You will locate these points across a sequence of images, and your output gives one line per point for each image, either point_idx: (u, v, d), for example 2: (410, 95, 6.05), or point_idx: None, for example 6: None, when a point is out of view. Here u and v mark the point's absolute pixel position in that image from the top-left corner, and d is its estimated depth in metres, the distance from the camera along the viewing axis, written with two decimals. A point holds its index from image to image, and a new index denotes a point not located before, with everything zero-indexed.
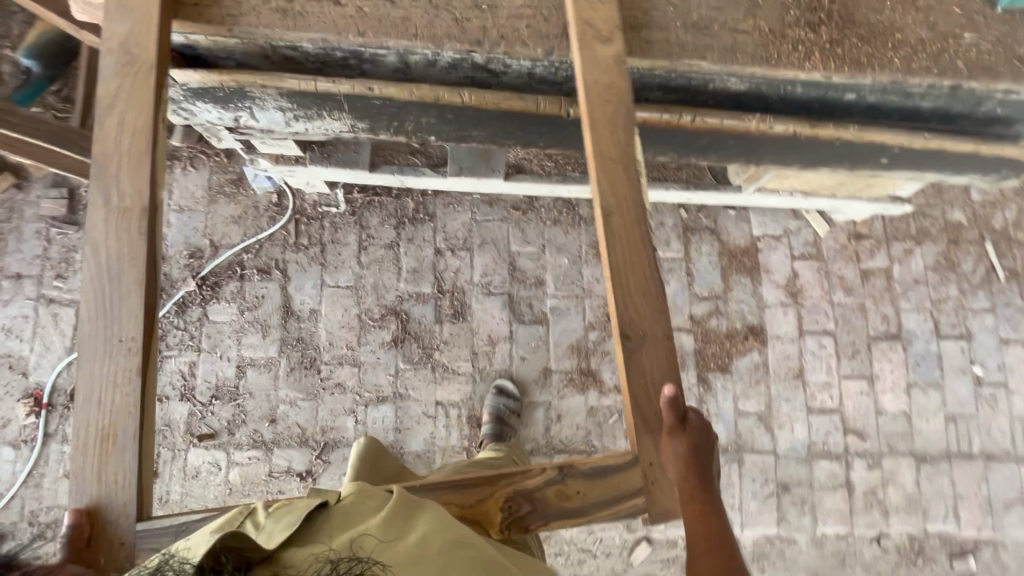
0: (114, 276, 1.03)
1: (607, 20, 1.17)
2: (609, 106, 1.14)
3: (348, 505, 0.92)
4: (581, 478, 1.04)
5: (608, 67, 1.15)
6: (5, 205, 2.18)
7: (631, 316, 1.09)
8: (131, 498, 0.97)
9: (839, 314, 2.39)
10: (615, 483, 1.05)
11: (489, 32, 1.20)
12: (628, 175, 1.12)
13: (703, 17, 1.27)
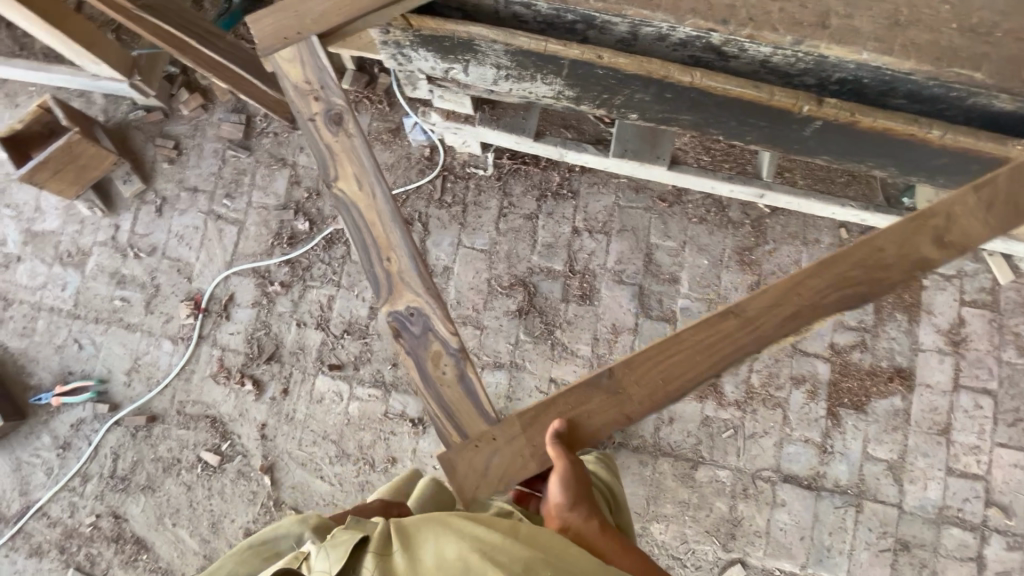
0: None
1: (967, 233, 1.11)
2: (870, 259, 1.12)
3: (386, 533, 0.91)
4: (451, 369, 1.18)
5: (898, 242, 1.11)
6: (191, 122, 2.37)
7: (633, 379, 1.14)
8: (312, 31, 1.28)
9: (1005, 375, 2.14)
10: (463, 413, 1.16)
11: (737, 12, 1.12)
12: (878, 255, 1.11)
13: (983, 22, 1.11)
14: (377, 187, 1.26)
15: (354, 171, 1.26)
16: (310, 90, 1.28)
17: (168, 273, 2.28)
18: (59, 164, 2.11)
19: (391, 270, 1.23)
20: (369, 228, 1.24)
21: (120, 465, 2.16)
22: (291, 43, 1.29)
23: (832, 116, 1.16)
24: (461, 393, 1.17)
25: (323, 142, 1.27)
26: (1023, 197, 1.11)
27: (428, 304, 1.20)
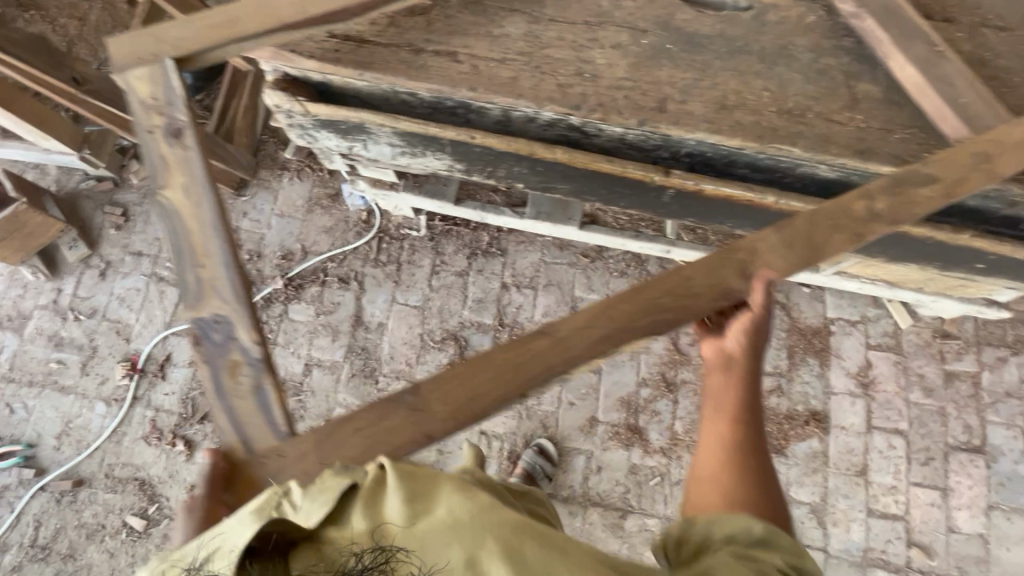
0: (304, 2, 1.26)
1: (772, 268, 1.18)
2: (676, 287, 1.18)
3: (376, 481, 0.85)
4: (248, 378, 1.17)
5: (703, 270, 1.18)
6: (140, 191, 2.50)
7: (436, 394, 1.12)
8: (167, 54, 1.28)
9: (914, 415, 2.23)
10: (254, 424, 1.13)
11: (588, 98, 1.29)
12: (688, 281, 1.18)
13: (798, 105, 1.29)
14: (203, 196, 1.27)
15: (183, 182, 1.26)
16: (153, 106, 1.28)
17: (106, 335, 2.33)
18: (5, 232, 2.20)
19: (202, 277, 1.23)
20: (187, 233, 1.25)
21: (42, 532, 2.11)
22: (143, 62, 1.27)
23: (680, 186, 1.33)
24: (255, 405, 1.14)
25: (159, 155, 1.27)
26: (824, 235, 1.18)
27: (234, 312, 1.21)
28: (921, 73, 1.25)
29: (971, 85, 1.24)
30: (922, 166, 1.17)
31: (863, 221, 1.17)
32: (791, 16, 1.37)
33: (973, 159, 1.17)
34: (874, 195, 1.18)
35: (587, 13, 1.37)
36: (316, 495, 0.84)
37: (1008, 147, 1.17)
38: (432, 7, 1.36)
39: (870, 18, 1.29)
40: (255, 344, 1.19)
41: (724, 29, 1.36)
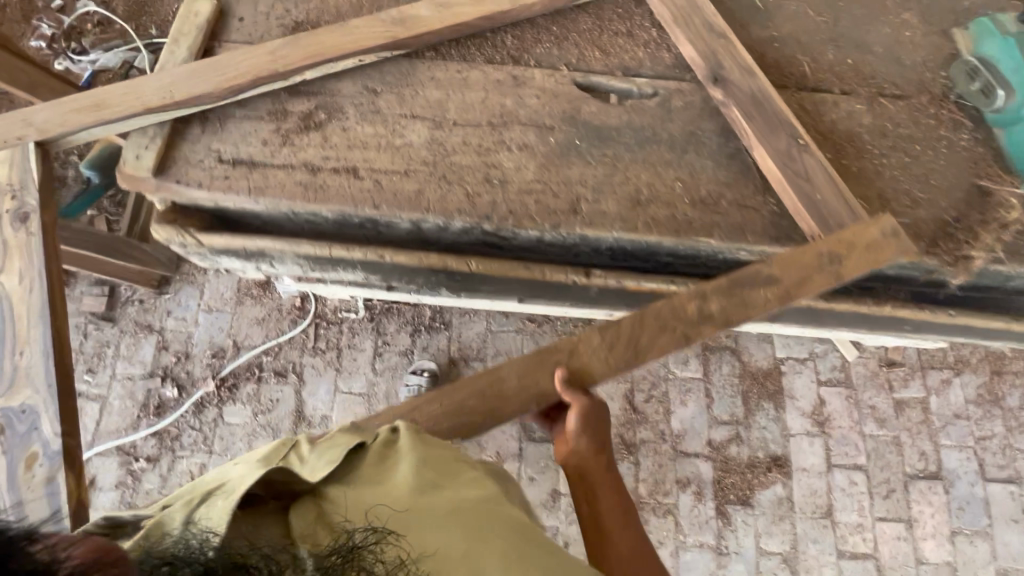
0: (171, 86, 1.26)
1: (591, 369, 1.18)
2: (491, 384, 1.17)
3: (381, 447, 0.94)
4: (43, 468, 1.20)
5: (519, 370, 1.18)
6: None
7: None
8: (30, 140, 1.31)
9: (871, 448, 2.23)
10: (33, 507, 1.17)
11: (499, 206, 1.24)
12: (504, 377, 1.17)
13: (712, 193, 1.27)
14: (40, 282, 1.32)
15: (19, 268, 1.31)
16: (5, 189, 1.32)
17: None
18: None
19: (18, 364, 1.26)
20: (13, 317, 1.29)
21: None
22: (4, 146, 1.32)
23: (604, 285, 1.29)
24: (42, 493, 1.18)
25: (0, 237, 1.31)
26: (649, 337, 1.19)
27: (43, 405, 1.24)
28: (783, 165, 1.23)
29: (829, 181, 1.23)
30: (760, 269, 1.18)
31: (694, 323, 1.19)
32: (696, 99, 1.36)
33: (820, 259, 1.18)
34: (707, 295, 1.19)
35: (491, 113, 1.33)
36: (322, 451, 0.92)
37: (857, 249, 1.17)
38: (328, 121, 1.30)
39: (736, 107, 1.29)
40: (56, 437, 1.23)
41: (632, 118, 1.34)
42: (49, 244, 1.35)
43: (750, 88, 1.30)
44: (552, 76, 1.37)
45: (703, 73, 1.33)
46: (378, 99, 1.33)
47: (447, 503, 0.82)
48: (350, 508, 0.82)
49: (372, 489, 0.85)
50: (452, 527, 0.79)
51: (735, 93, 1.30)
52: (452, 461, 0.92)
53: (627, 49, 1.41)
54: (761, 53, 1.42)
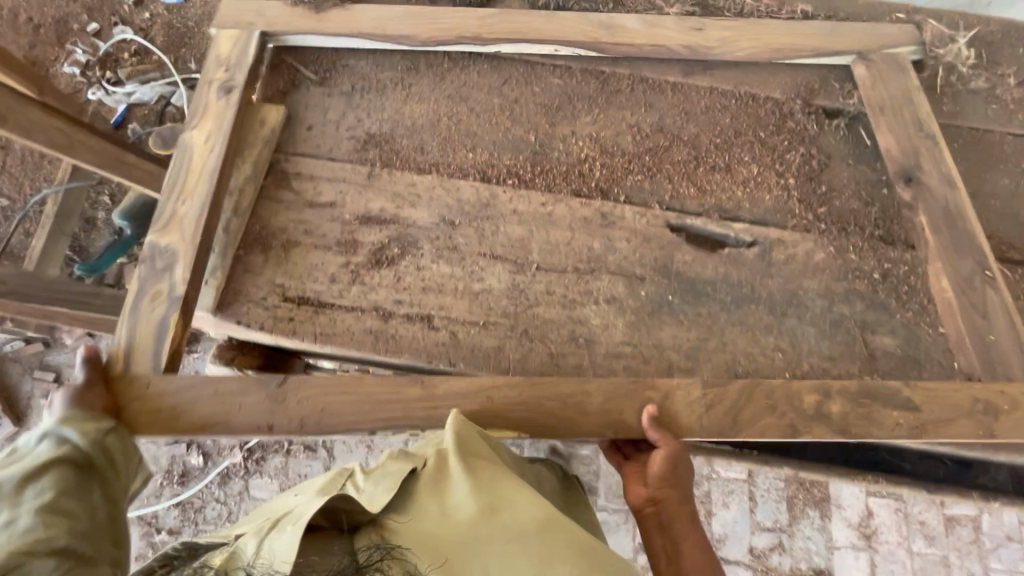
0: (383, 20, 1.35)
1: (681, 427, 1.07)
2: (571, 399, 1.07)
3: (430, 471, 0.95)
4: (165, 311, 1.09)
5: (604, 393, 1.07)
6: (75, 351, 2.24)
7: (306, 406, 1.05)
8: (247, 35, 1.31)
9: (917, 567, 2.12)
10: (141, 352, 1.08)
11: (584, 371, 1.15)
12: (602, 388, 1.07)
13: (814, 368, 1.17)
14: (219, 145, 1.21)
15: (207, 126, 1.22)
16: (222, 63, 1.29)
17: None
18: None
19: (176, 210, 1.16)
20: (184, 166, 1.19)
21: None
22: (237, 26, 1.32)
23: None
24: (151, 331, 1.09)
25: (201, 99, 1.25)
26: (748, 409, 1.07)
27: (182, 254, 1.13)
28: (960, 292, 1.18)
29: (1009, 326, 1.16)
30: (902, 391, 1.08)
31: (807, 419, 1.07)
32: (798, 252, 1.25)
33: (973, 404, 1.08)
34: (833, 395, 1.08)
35: (577, 257, 1.23)
36: (378, 481, 0.94)
37: (1020, 409, 1.07)
38: (402, 257, 1.21)
39: (924, 215, 1.24)
40: (182, 287, 1.11)
41: (729, 271, 1.23)
42: (241, 122, 1.26)
43: (944, 200, 1.25)
44: (644, 216, 1.26)
45: (895, 169, 1.29)
46: (456, 232, 1.24)
47: (502, 522, 0.84)
48: (411, 534, 0.84)
49: (432, 516, 0.87)
50: (512, 544, 0.81)
51: (929, 203, 1.25)
52: (504, 476, 0.92)
53: (725, 187, 1.30)
54: (869, 200, 1.31)
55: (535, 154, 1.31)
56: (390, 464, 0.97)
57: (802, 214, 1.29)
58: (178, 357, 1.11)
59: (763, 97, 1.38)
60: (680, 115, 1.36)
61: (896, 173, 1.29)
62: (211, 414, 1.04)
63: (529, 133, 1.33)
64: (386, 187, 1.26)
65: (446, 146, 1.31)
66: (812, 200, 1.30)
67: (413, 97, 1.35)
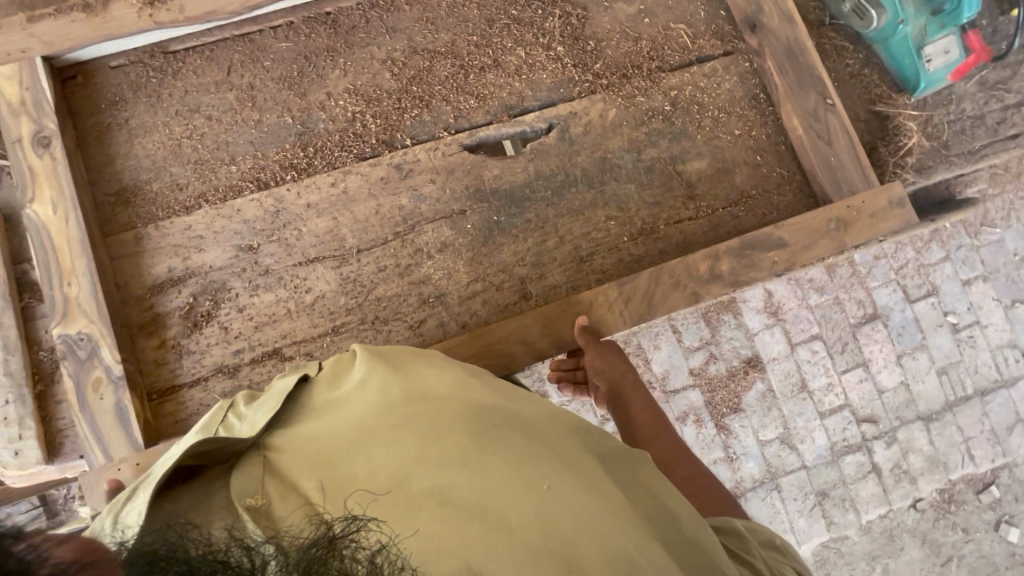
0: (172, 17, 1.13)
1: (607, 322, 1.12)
2: (511, 334, 1.10)
3: (322, 392, 0.81)
4: (111, 395, 1.02)
5: (539, 320, 1.11)
6: None
7: None
8: (31, 68, 1.09)
9: (820, 315, 2.41)
10: (113, 439, 1.01)
11: (448, 326, 1.15)
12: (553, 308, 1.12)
13: (645, 219, 1.22)
14: (75, 208, 1.07)
15: (49, 194, 1.06)
16: (17, 106, 1.08)
17: None
18: None
19: (67, 294, 1.04)
20: (49, 249, 1.04)
21: None
22: (9, 59, 1.09)
23: None
24: (113, 418, 1.01)
25: (22, 164, 1.07)
26: (662, 292, 1.14)
27: (102, 335, 1.03)
28: (808, 127, 1.24)
29: (849, 147, 1.22)
30: (774, 233, 1.17)
31: (704, 282, 1.14)
32: (593, 118, 1.25)
33: (828, 224, 1.18)
34: (720, 256, 1.15)
35: (392, 222, 1.17)
36: (261, 406, 0.81)
37: (865, 217, 1.18)
38: (217, 307, 1.11)
39: (773, 58, 1.27)
40: (121, 364, 1.03)
41: (539, 167, 1.22)
42: (78, 169, 1.10)
43: (788, 36, 1.25)
44: (436, 150, 1.20)
45: (744, 20, 1.29)
46: (261, 255, 1.13)
47: (388, 419, 0.71)
48: (297, 450, 0.69)
49: (319, 427, 0.73)
50: (402, 437, 0.68)
51: (773, 44, 1.26)
52: (405, 371, 0.79)
53: (502, 84, 1.25)
54: (637, 36, 1.29)
55: (301, 136, 1.18)
56: (271, 401, 0.80)
57: (583, 79, 1.27)
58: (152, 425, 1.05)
59: None
60: (427, 28, 1.25)
61: (742, 22, 1.30)
62: None
63: (283, 115, 1.18)
64: (161, 243, 1.12)
65: (202, 170, 1.15)
66: (586, 60, 1.27)
67: (138, 133, 1.15)
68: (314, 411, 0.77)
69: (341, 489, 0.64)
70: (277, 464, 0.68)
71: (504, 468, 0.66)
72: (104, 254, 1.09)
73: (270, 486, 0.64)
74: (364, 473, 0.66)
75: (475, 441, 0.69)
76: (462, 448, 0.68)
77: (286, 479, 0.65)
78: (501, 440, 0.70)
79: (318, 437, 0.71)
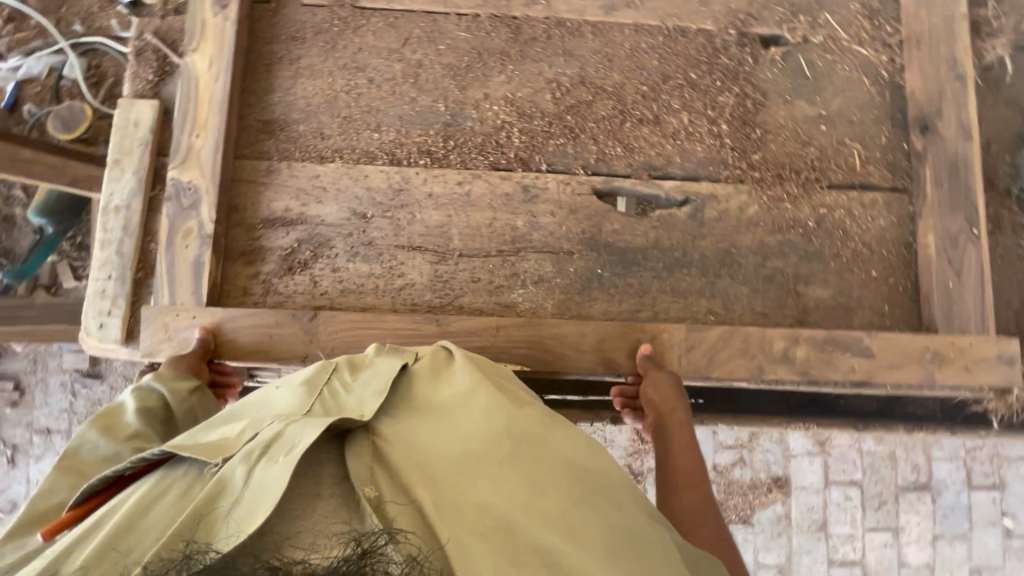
0: None
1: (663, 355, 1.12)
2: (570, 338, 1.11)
3: (424, 391, 0.80)
4: (193, 247, 1.09)
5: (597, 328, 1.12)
6: (28, 357, 2.14)
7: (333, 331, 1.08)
8: None
9: (867, 464, 2.26)
10: (180, 286, 1.09)
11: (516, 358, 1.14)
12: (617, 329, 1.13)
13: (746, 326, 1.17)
14: (226, 68, 1.15)
15: (211, 49, 1.15)
16: None
17: None
18: None
19: (192, 142, 1.13)
20: (193, 98, 1.14)
21: None
22: None
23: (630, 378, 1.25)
24: (188, 268, 1.09)
25: (199, 18, 1.17)
26: (730, 351, 1.12)
27: (206, 191, 1.11)
28: (943, 250, 1.18)
29: (977, 285, 1.17)
30: (864, 339, 1.13)
31: (773, 360, 1.12)
32: (731, 207, 1.20)
33: (924, 353, 1.13)
34: (799, 340, 1.12)
35: (500, 239, 1.16)
36: (368, 383, 0.78)
37: (966, 357, 1.13)
38: (315, 260, 1.13)
39: (942, 211, 1.18)
40: (212, 224, 1.10)
41: (659, 236, 1.18)
42: (243, 36, 1.19)
43: (953, 151, 1.21)
44: (567, 185, 1.18)
45: (925, 162, 1.20)
46: (371, 225, 1.15)
47: (498, 442, 0.69)
48: (403, 448, 0.68)
49: (425, 429, 0.71)
50: (512, 470, 0.66)
51: (937, 154, 1.21)
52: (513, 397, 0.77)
53: (654, 142, 1.21)
54: (806, 140, 1.23)
55: (447, 126, 1.19)
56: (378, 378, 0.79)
57: (736, 164, 1.21)
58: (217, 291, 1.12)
59: (694, 30, 1.25)
60: (602, 63, 1.23)
61: (912, 119, 1.23)
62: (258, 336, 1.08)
63: (438, 102, 1.19)
64: (287, 181, 1.15)
65: (347, 127, 1.18)
66: (746, 147, 1.22)
67: (303, 72, 1.19)
68: (418, 409, 0.76)
69: (447, 503, 0.61)
70: (382, 454, 0.66)
71: (606, 543, 0.61)
72: (235, 119, 1.17)
73: (380, 479, 0.63)
74: (472, 496, 0.63)
75: (580, 499, 0.65)
76: (572, 502, 0.64)
77: (396, 476, 0.64)
78: (607, 507, 0.66)
79: (422, 441, 0.69)
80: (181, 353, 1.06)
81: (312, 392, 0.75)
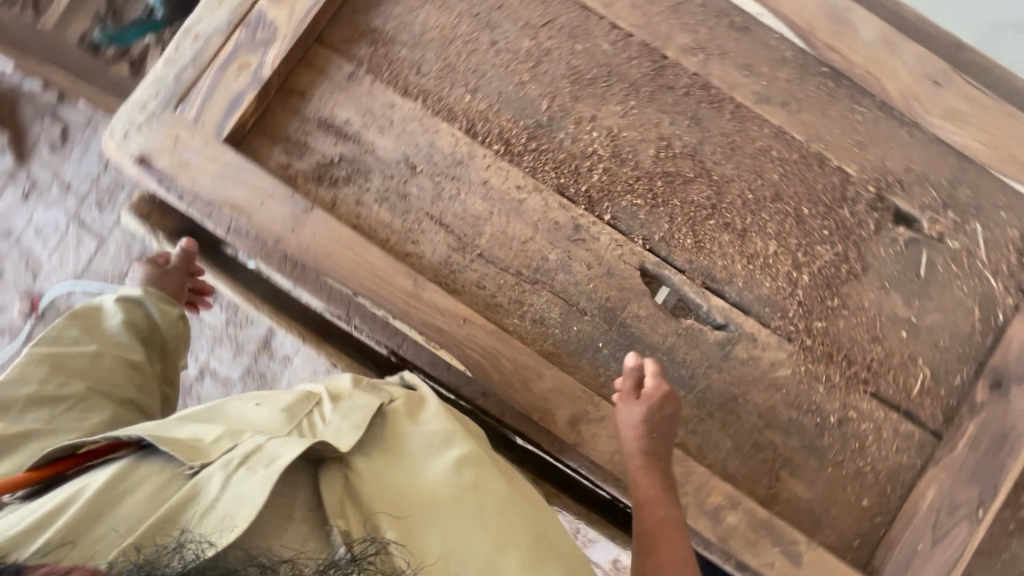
0: None
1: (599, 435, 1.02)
2: (527, 382, 1.03)
3: (399, 420, 0.87)
4: (243, 83, 1.04)
5: (557, 383, 1.03)
6: (86, 115, 2.20)
7: (319, 240, 1.02)
8: None
9: None
10: (212, 112, 1.04)
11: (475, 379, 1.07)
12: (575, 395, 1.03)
13: None
14: None
15: None
16: None
17: (15, 264, 2.22)
18: None
19: None
20: None
21: None
22: None
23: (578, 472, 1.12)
24: (227, 99, 1.04)
25: None
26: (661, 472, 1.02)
27: (284, 37, 1.05)
28: (934, 506, 1.05)
29: (948, 564, 1.02)
30: (800, 544, 1.01)
31: (700, 509, 1.02)
32: (763, 358, 1.10)
33: None
34: (737, 506, 1.02)
35: (525, 261, 1.08)
36: (348, 414, 0.85)
37: None
38: (345, 184, 1.08)
39: (969, 483, 1.05)
40: (270, 72, 1.04)
41: (676, 345, 1.09)
42: None
43: (1012, 422, 1.05)
44: (619, 247, 1.09)
45: (982, 425, 1.06)
46: (413, 180, 1.08)
47: (460, 498, 0.76)
48: (374, 486, 0.76)
49: (396, 469, 0.79)
50: (468, 528, 0.73)
51: (992, 415, 1.06)
52: (480, 450, 0.84)
53: (726, 253, 1.11)
54: (876, 337, 1.10)
55: (537, 126, 1.10)
56: (358, 407, 0.86)
57: (793, 320, 1.11)
58: (242, 136, 1.07)
59: (833, 165, 1.12)
60: (723, 148, 1.12)
61: (988, 366, 1.09)
62: (247, 198, 1.02)
63: (544, 98, 1.11)
64: (361, 95, 1.09)
65: (444, 75, 1.10)
66: (813, 309, 1.11)
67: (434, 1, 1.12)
68: (392, 441, 0.84)
69: (412, 558, 0.70)
70: (355, 488, 0.76)
71: None
72: None
73: (349, 513, 0.73)
74: (429, 550, 0.71)
75: (537, 558, 0.72)
76: (523, 564, 0.71)
77: (368, 514, 0.73)
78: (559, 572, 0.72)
79: (392, 483, 0.77)
80: (178, 172, 1.02)
81: (292, 418, 0.86)
